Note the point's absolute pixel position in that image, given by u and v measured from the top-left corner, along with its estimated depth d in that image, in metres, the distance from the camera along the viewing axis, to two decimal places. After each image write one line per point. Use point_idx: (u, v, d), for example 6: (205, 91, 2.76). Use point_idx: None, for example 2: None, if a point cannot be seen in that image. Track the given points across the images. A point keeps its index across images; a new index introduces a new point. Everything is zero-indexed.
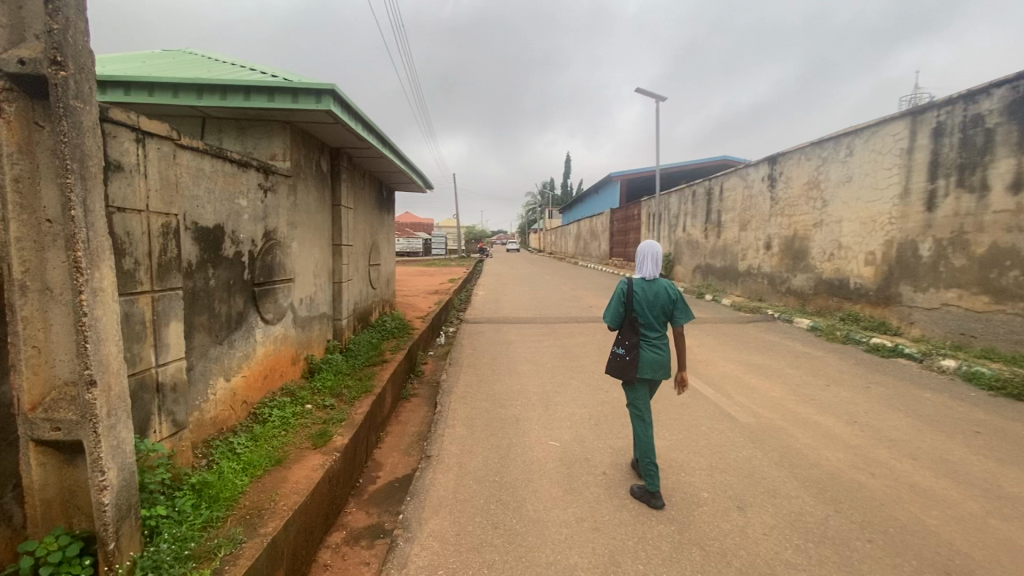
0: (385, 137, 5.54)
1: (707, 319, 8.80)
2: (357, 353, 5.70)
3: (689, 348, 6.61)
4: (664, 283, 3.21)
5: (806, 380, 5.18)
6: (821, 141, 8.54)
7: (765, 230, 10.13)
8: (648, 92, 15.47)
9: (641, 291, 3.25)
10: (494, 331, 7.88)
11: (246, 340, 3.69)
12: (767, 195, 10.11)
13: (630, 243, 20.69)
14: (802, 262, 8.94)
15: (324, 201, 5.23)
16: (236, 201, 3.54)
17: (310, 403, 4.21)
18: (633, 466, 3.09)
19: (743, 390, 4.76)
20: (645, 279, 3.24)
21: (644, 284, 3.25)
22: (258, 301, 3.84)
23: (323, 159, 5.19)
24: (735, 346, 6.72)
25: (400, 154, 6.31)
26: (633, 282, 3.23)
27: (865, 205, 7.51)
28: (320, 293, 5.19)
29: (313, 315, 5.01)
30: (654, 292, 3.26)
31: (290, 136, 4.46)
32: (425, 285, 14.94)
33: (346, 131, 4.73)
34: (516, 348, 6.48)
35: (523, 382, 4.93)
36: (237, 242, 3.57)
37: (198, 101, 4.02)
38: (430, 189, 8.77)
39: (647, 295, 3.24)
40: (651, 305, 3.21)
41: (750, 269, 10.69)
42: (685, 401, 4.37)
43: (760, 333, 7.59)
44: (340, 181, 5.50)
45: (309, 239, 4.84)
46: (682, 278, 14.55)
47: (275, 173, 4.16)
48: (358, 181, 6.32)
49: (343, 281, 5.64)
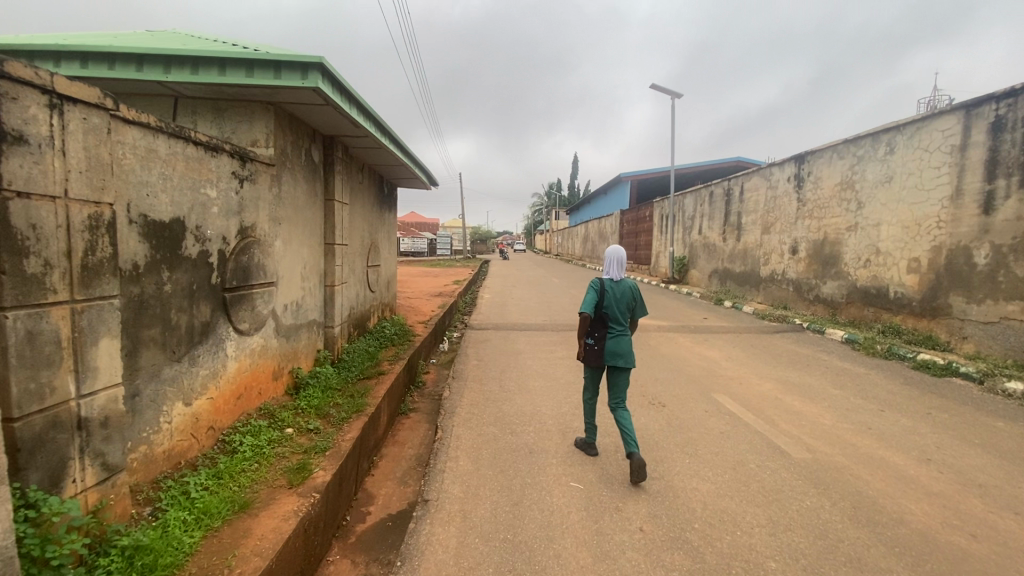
0: (384, 125, 4.99)
1: (730, 328, 8.19)
2: (351, 364, 5.14)
3: (715, 362, 6.03)
4: (631, 284, 3.49)
5: (855, 403, 4.59)
6: (857, 138, 7.92)
7: (791, 233, 9.50)
8: (663, 89, 14.92)
9: (611, 288, 3.48)
10: (502, 339, 7.32)
11: (212, 356, 3.12)
12: (793, 196, 9.50)
13: (641, 246, 20.08)
14: (833, 269, 8.31)
15: (315, 195, 4.67)
16: (201, 191, 2.98)
17: (291, 426, 3.64)
18: (584, 449, 3.36)
19: (787, 416, 4.17)
20: (615, 279, 3.47)
21: (613, 283, 3.48)
22: (229, 309, 3.27)
23: (314, 147, 4.63)
24: (766, 360, 6.14)
25: (401, 144, 5.74)
26: (604, 281, 3.47)
27: (907, 207, 6.89)
28: (309, 297, 4.63)
29: (300, 322, 4.44)
30: (621, 289, 3.51)
31: (274, 120, 3.91)
32: (430, 287, 14.38)
33: (338, 114, 4.17)
34: (526, 360, 5.90)
35: (535, 401, 4.37)
36: (203, 240, 3.01)
37: (165, 76, 3.48)
38: (434, 185, 8.23)
39: (615, 291, 3.48)
40: (620, 302, 3.46)
41: (772, 275, 10.08)
42: (724, 431, 3.78)
43: (791, 345, 6.98)
44: (333, 173, 4.94)
45: (295, 236, 4.28)
46: (697, 283, 13.94)
47: (253, 161, 3.59)
48: (356, 175, 5.77)
49: (336, 284, 5.08)
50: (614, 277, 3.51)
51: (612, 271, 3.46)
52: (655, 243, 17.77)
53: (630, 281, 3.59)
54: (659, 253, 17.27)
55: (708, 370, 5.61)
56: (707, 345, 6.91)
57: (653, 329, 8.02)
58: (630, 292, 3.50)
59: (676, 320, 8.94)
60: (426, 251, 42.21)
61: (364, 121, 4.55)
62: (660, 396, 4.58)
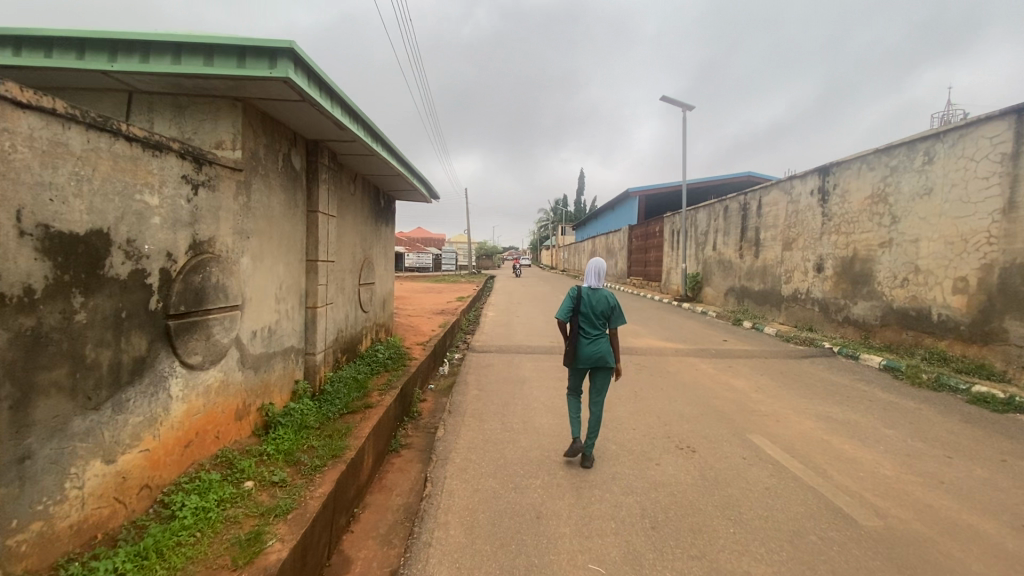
0: (375, 128, 4.47)
1: (753, 352, 7.55)
2: (334, 396, 4.55)
3: (743, 392, 5.42)
4: (606, 293, 4.00)
5: (914, 447, 3.97)
6: (888, 147, 7.36)
7: (815, 250, 8.89)
8: (674, 101, 14.49)
9: (587, 297, 4.03)
10: (507, 363, 6.71)
11: (148, 398, 2.55)
12: (816, 210, 8.91)
13: (650, 262, 19.50)
14: (865, 288, 7.68)
15: (294, 206, 4.13)
16: (137, 197, 2.44)
17: (251, 479, 3.03)
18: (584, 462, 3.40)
19: (840, 466, 3.54)
20: (590, 288, 4.03)
21: (589, 292, 4.03)
22: (174, 339, 2.71)
23: (294, 153, 4.10)
24: (800, 391, 5.51)
25: (396, 151, 5.23)
26: (581, 289, 4.02)
27: (951, 221, 6.28)
28: (285, 322, 4.05)
29: (273, 351, 3.86)
30: (597, 298, 4.05)
31: (243, 118, 3.39)
32: (432, 304, 13.79)
33: (319, 114, 3.66)
34: (532, 390, 5.29)
35: (542, 444, 3.77)
36: (138, 256, 2.46)
37: (110, 67, 2.96)
38: (436, 198, 7.76)
39: (592, 299, 4.03)
40: (595, 308, 3.99)
41: (795, 295, 9.44)
42: (771, 488, 3.16)
43: (825, 373, 6.34)
44: (317, 182, 4.42)
45: (267, 252, 3.72)
46: (712, 302, 13.32)
47: (214, 164, 3.06)
48: (345, 185, 5.25)
49: (320, 306, 4.52)
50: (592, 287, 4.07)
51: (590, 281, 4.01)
52: (667, 259, 17.13)
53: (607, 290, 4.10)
54: (671, 270, 16.65)
55: (738, 403, 4.99)
56: (732, 373, 6.28)
57: (670, 353, 7.39)
58: (605, 299, 4.01)
59: (695, 342, 8.30)
60: (431, 266, 41.77)
61: (350, 123, 4.03)
62: (688, 438, 3.97)
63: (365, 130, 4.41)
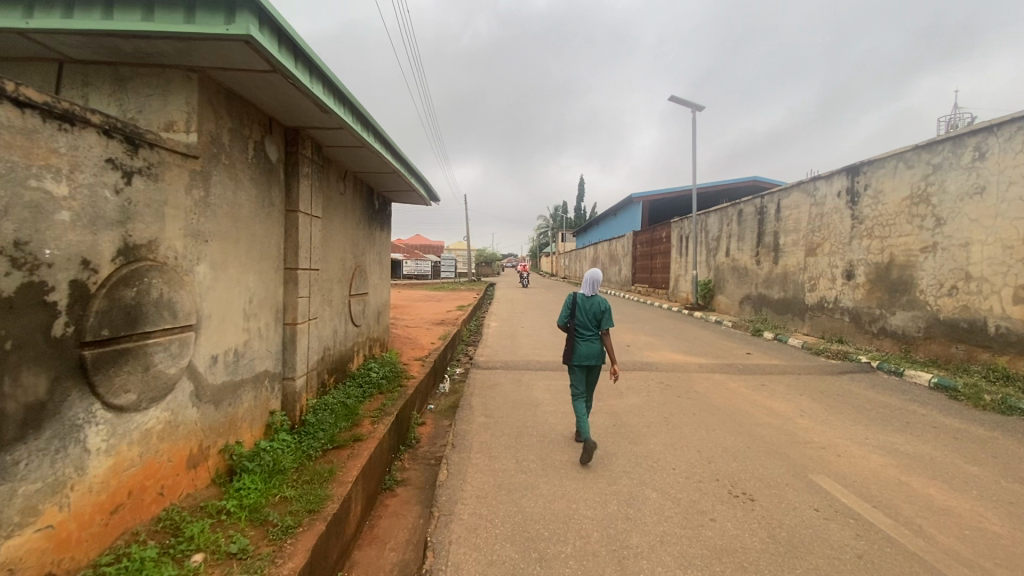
0: (366, 113, 3.83)
1: (783, 367, 6.89)
2: (317, 428, 3.87)
3: (788, 417, 4.75)
4: (599, 297, 4.12)
5: (1014, 491, 3.30)
6: (930, 143, 6.73)
7: (844, 256, 8.24)
8: (682, 101, 13.86)
9: (582, 302, 4.19)
10: (515, 382, 6.03)
11: (49, 457, 1.88)
12: (844, 213, 8.29)
13: (656, 269, 18.86)
14: (904, 297, 7.03)
15: (269, 204, 3.48)
16: (30, 183, 1.79)
17: (202, 549, 2.33)
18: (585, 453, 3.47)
19: (937, 522, 2.88)
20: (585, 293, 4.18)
21: (584, 298, 4.18)
22: (92, 374, 2.04)
23: (267, 141, 3.46)
24: (852, 416, 4.84)
25: (390, 143, 4.60)
26: (577, 295, 4.18)
27: (1010, 222, 5.65)
28: (255, 342, 3.38)
29: (239, 379, 3.19)
30: (591, 303, 4.19)
31: (199, 93, 2.73)
32: (432, 313, 13.11)
33: (296, 91, 3.02)
34: (546, 416, 4.62)
35: (566, 492, 3.10)
36: (35, 265, 1.82)
37: (23, 24, 2.33)
38: (434, 200, 7.13)
39: (587, 303, 4.17)
40: (589, 313, 4.12)
41: (821, 303, 8.80)
42: (866, 556, 2.49)
43: (870, 392, 5.67)
44: (297, 177, 3.77)
45: (232, 258, 3.05)
46: (725, 310, 12.68)
47: (156, 147, 2.40)
48: (332, 183, 4.61)
49: (301, 322, 3.86)
50: (587, 292, 4.22)
51: (583, 287, 4.22)
52: (675, 266, 16.47)
53: (600, 295, 4.22)
54: (679, 277, 15.99)
55: (786, 432, 4.31)
56: (767, 393, 5.61)
57: (693, 369, 6.71)
58: (600, 303, 4.18)
59: (717, 356, 7.64)
60: (430, 274, 41.11)
61: (335, 105, 3.39)
62: (741, 482, 3.29)
63: (355, 117, 3.78)
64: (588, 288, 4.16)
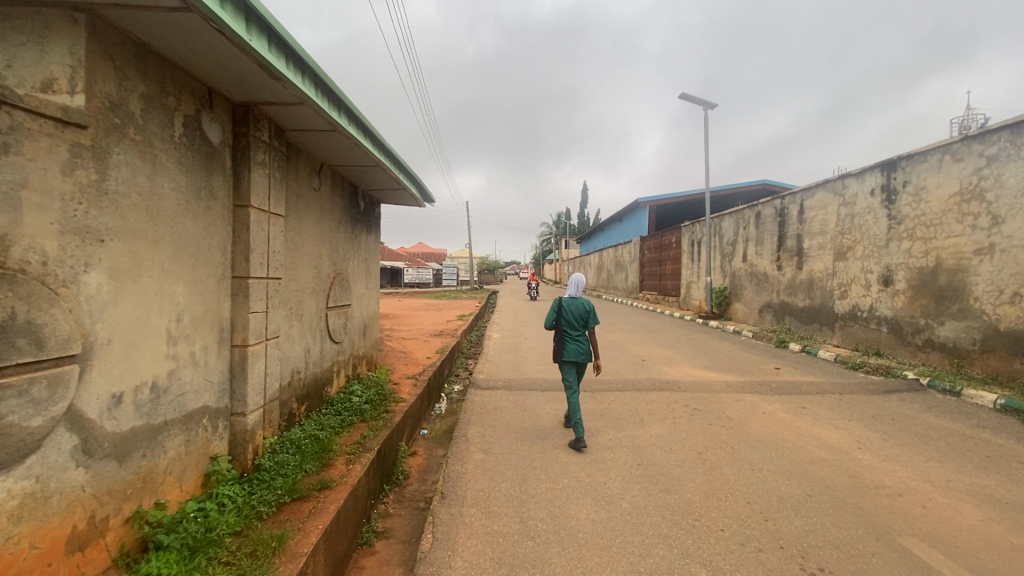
0: (333, 85, 3.10)
1: (821, 386, 6.11)
2: (274, 476, 3.11)
3: (844, 451, 3.99)
4: (583, 300, 4.65)
5: None
6: (982, 132, 5.98)
7: (880, 259, 7.49)
8: (693, 98, 13.19)
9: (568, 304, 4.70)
10: (518, 406, 5.27)
11: None
12: (879, 212, 7.54)
13: (666, 276, 18.07)
14: (954, 305, 6.27)
15: (205, 197, 2.75)
16: None
17: None
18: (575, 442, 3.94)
19: None
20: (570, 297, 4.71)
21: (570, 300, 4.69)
22: None
23: (205, 116, 2.74)
24: (920, 449, 4.06)
25: (370, 129, 3.87)
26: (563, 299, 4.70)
27: None
28: (187, 372, 2.64)
29: (159, 422, 2.45)
30: (576, 306, 4.68)
31: (89, 42, 2.03)
32: (432, 323, 12.35)
33: (226, 42, 2.29)
34: (556, 451, 3.87)
35: (586, 571, 2.34)
36: None
37: None
38: (429, 202, 6.44)
39: (572, 306, 4.68)
40: (574, 314, 4.63)
41: (853, 312, 8.05)
42: None
43: (931, 417, 4.89)
44: (248, 165, 3.03)
45: (146, 264, 2.33)
46: (743, 319, 11.92)
47: (6, 107, 1.76)
48: (303, 178, 3.92)
49: (255, 344, 3.12)
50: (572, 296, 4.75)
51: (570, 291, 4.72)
52: (687, 272, 15.71)
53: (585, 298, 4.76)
54: (691, 284, 15.26)
55: (847, 472, 3.55)
56: (811, 419, 4.83)
57: (720, 388, 5.94)
58: (584, 305, 4.68)
59: (744, 372, 6.87)
60: (432, 282, 40.50)
61: (287, 68, 2.64)
62: (815, 552, 2.52)
63: (321, 92, 3.06)
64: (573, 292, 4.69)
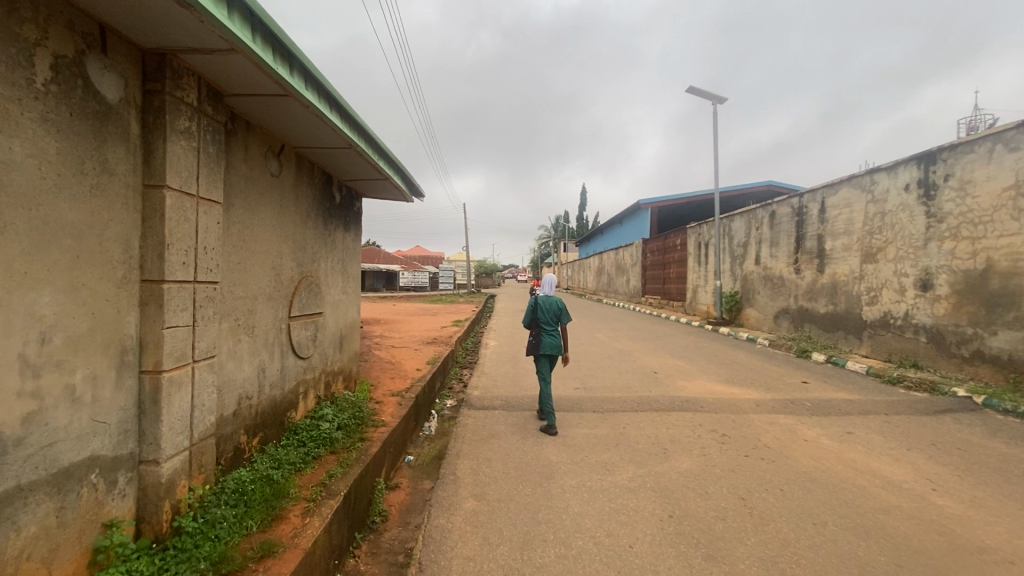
0: (278, 30, 2.37)
1: (862, 404, 5.39)
2: (198, 542, 2.34)
3: (915, 494, 3.26)
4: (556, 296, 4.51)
5: None
6: None
7: (916, 261, 6.79)
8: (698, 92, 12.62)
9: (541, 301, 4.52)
10: (518, 431, 4.53)
11: None
12: (914, 209, 6.84)
13: (670, 280, 17.36)
14: (1010, 313, 5.56)
15: (92, 171, 2.01)
16: None
17: None
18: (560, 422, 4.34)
19: None
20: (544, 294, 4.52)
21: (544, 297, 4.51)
22: None
23: (91, 62, 2.01)
24: (1006, 490, 3.33)
25: (337, 98, 3.15)
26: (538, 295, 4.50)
27: None
28: (60, 415, 1.90)
29: (7, 489, 1.72)
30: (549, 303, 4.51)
31: None
32: (425, 330, 11.59)
33: None
34: (566, 497, 3.12)
35: None
36: None
37: None
38: (417, 197, 5.71)
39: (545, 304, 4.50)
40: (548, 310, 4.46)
41: (885, 319, 7.33)
42: None
43: (1001, 445, 4.17)
44: (161, 131, 2.29)
45: None
46: (756, 326, 11.20)
47: None
48: (253, 158, 3.18)
49: (173, 367, 2.37)
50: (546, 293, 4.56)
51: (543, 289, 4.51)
52: (692, 275, 15.01)
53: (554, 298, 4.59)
54: (698, 288, 14.56)
55: (934, 528, 2.81)
56: (862, 447, 4.11)
57: (747, 408, 5.21)
58: (556, 302, 4.53)
59: (770, 387, 6.14)
60: (428, 285, 39.73)
61: None
62: None
63: (260, 37, 2.32)
64: (547, 288, 4.48)
